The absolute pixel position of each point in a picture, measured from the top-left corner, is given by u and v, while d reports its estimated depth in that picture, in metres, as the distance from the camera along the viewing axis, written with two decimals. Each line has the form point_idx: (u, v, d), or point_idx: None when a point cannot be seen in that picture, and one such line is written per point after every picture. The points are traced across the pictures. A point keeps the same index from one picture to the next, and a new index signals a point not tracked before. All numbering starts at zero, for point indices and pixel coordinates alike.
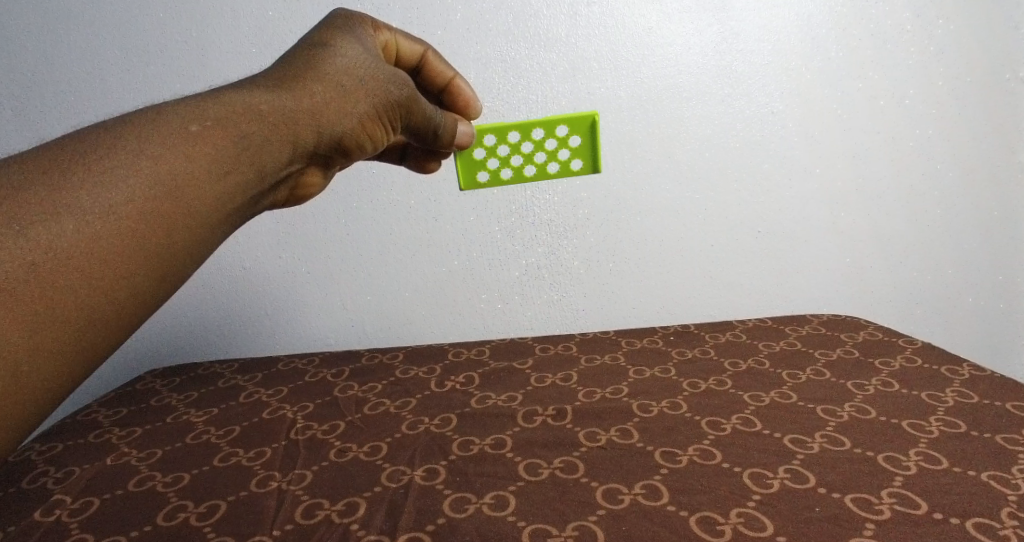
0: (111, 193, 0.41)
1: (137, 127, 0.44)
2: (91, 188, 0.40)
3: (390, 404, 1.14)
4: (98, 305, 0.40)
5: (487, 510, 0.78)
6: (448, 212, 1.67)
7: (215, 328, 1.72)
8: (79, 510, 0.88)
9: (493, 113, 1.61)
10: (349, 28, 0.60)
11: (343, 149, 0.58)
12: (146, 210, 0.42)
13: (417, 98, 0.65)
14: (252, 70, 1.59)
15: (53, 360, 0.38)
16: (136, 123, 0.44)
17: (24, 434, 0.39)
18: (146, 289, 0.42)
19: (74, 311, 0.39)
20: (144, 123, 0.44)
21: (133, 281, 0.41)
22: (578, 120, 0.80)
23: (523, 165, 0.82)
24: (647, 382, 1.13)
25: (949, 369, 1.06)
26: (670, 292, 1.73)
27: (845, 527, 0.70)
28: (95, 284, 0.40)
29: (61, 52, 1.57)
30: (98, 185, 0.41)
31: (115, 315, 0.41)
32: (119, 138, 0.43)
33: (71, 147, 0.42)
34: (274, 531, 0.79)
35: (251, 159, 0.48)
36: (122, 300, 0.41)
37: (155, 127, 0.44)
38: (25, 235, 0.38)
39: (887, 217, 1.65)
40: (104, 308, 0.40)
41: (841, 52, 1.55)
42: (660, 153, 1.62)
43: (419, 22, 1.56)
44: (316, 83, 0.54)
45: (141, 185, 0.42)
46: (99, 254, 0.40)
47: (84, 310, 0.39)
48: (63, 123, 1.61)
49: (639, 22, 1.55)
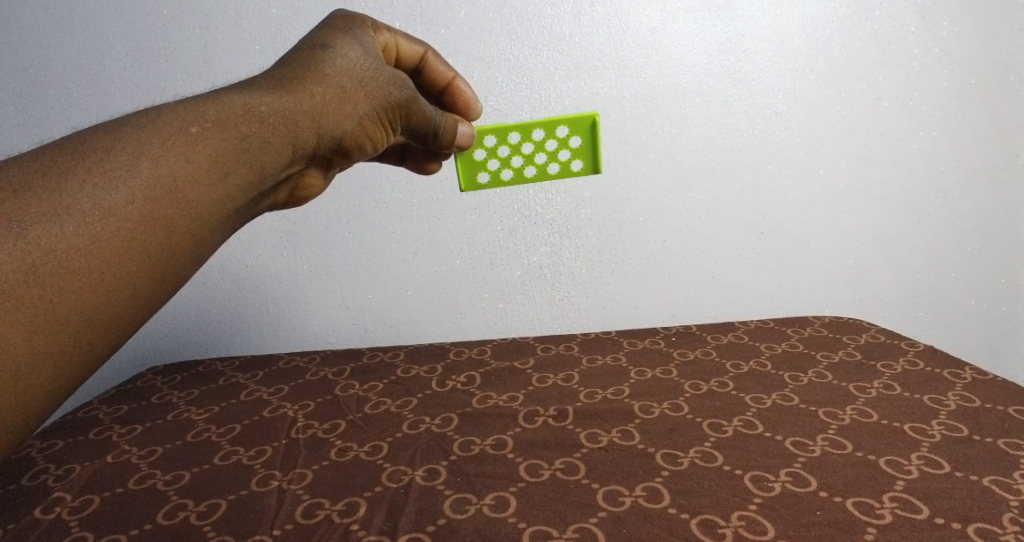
0: (111, 195, 0.41)
1: (137, 129, 0.44)
2: (91, 190, 0.40)
3: (391, 403, 1.14)
4: (97, 307, 0.40)
5: (488, 511, 0.78)
6: (450, 210, 1.67)
7: (216, 325, 1.72)
8: (79, 508, 0.88)
9: (496, 112, 1.61)
10: (349, 29, 0.60)
11: (343, 151, 0.58)
12: (145, 212, 0.42)
13: (417, 99, 0.64)
14: (255, 68, 1.59)
15: (53, 363, 0.38)
16: (136, 125, 0.44)
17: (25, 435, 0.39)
18: (145, 291, 0.42)
19: (74, 313, 0.39)
20: (144, 124, 0.44)
21: (133, 284, 0.41)
22: (578, 121, 0.79)
23: (523, 166, 0.82)
24: (649, 383, 1.13)
25: (952, 373, 1.06)
26: (672, 293, 1.73)
27: (846, 531, 0.70)
28: (95, 286, 0.40)
29: (62, 50, 1.57)
30: (99, 187, 0.41)
31: (114, 317, 0.41)
32: (120, 139, 0.43)
33: (71, 148, 0.42)
34: (274, 531, 0.79)
35: (251, 161, 0.48)
36: (121, 303, 0.41)
37: (154, 128, 0.44)
38: (25, 237, 0.38)
39: (890, 218, 1.65)
40: (103, 310, 0.40)
41: (845, 53, 1.55)
42: (663, 153, 1.62)
43: (422, 20, 1.56)
44: (316, 84, 0.54)
45: (141, 187, 0.42)
46: (99, 256, 0.40)
47: (84, 312, 0.39)
48: (64, 121, 1.61)
49: (643, 22, 1.55)
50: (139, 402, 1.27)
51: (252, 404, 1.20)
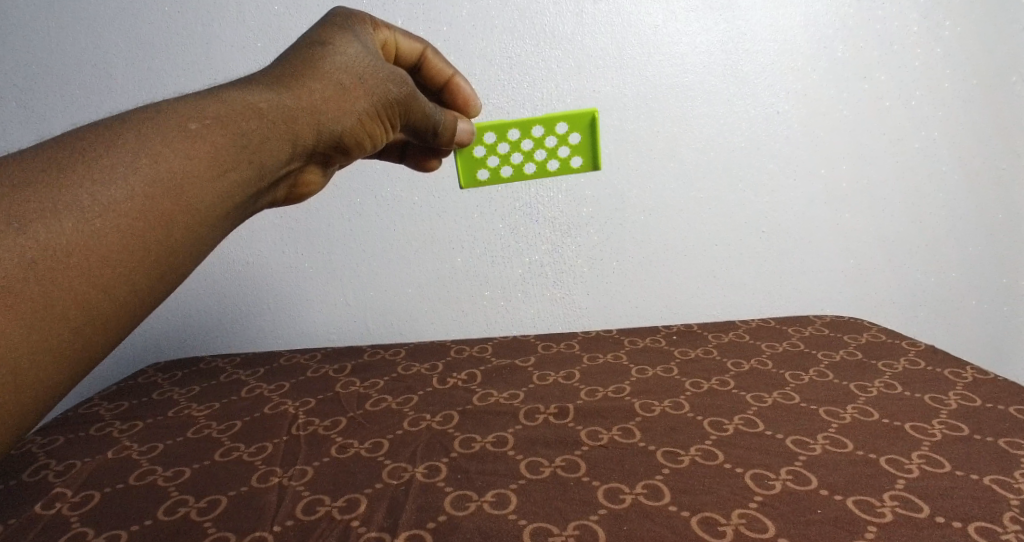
0: (110, 191, 0.41)
1: (137, 125, 0.44)
2: (91, 187, 0.40)
3: (392, 400, 1.14)
4: (97, 303, 0.40)
5: (488, 508, 0.78)
6: (451, 208, 1.67)
7: (217, 321, 1.73)
8: (79, 504, 0.88)
9: (498, 110, 1.61)
10: (348, 26, 0.60)
11: (342, 148, 0.58)
12: (145, 208, 0.42)
13: (416, 96, 0.64)
14: (256, 65, 1.59)
15: (53, 359, 0.38)
16: (136, 121, 0.44)
17: (25, 431, 0.39)
18: (145, 287, 0.42)
19: (74, 309, 0.39)
20: (143, 121, 0.44)
21: (132, 280, 0.41)
22: (578, 118, 0.79)
23: (523, 163, 0.81)
24: (650, 381, 1.13)
25: (953, 372, 1.06)
26: (673, 292, 1.73)
27: (847, 529, 0.70)
28: (95, 282, 0.40)
29: (65, 46, 1.57)
30: (98, 183, 0.41)
31: (114, 313, 0.41)
32: (119, 136, 0.43)
33: (71, 145, 0.42)
34: (274, 527, 0.79)
35: (251, 157, 0.48)
36: (120, 299, 0.41)
37: (154, 125, 0.44)
38: (24, 233, 0.38)
39: (891, 218, 1.64)
40: (102, 306, 0.40)
41: (847, 52, 1.54)
42: (664, 152, 1.62)
43: (424, 18, 1.56)
44: (315, 82, 0.54)
45: (141, 183, 0.42)
46: (98, 251, 0.40)
47: (84, 308, 0.39)
48: (67, 117, 1.62)
49: (645, 21, 1.54)
50: (139, 398, 1.27)
51: (253, 400, 1.20)
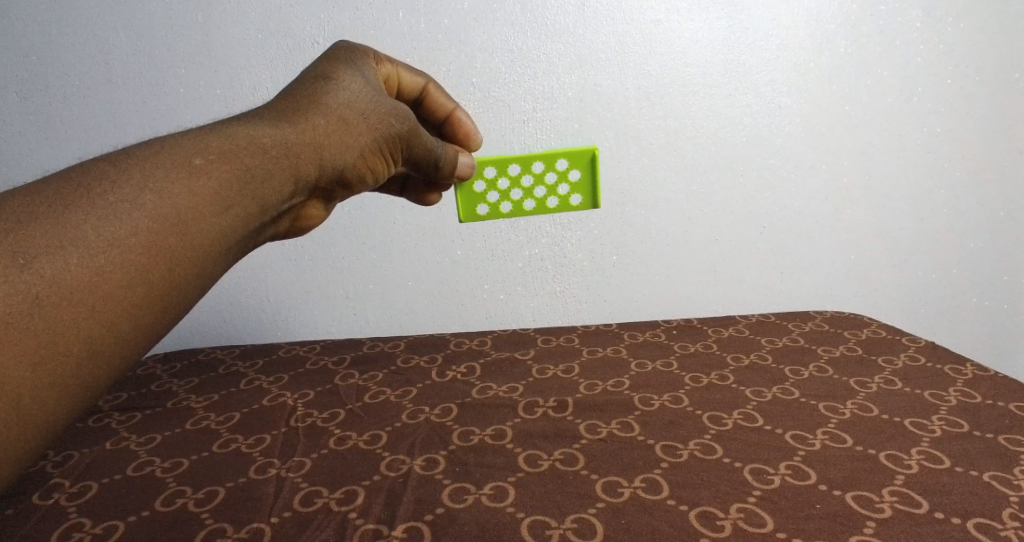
0: (115, 226, 0.41)
1: (140, 161, 0.44)
2: (96, 222, 0.40)
3: (390, 393, 1.14)
4: (99, 337, 0.39)
5: (486, 501, 0.79)
6: (452, 201, 1.66)
7: (216, 314, 1.72)
8: (78, 494, 0.88)
9: (498, 102, 1.60)
10: (352, 60, 0.60)
11: (343, 183, 0.58)
12: (149, 244, 0.41)
13: (418, 131, 0.64)
14: (257, 56, 1.57)
15: (55, 392, 0.38)
16: (140, 156, 0.44)
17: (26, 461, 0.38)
18: (146, 324, 0.42)
19: (77, 343, 0.38)
20: (147, 156, 0.44)
21: (135, 315, 0.41)
22: (578, 154, 0.79)
23: (523, 200, 0.81)
24: (649, 375, 1.13)
25: (952, 368, 1.06)
26: (674, 285, 1.73)
27: (844, 524, 0.70)
28: (98, 316, 0.39)
29: (64, 34, 1.54)
30: (103, 219, 0.40)
31: (115, 348, 0.40)
32: (124, 171, 0.43)
33: (76, 179, 0.41)
34: (273, 518, 0.79)
35: (253, 193, 0.48)
36: (122, 334, 0.41)
37: (157, 160, 0.44)
38: (29, 268, 0.37)
39: (892, 213, 1.64)
40: (105, 340, 0.40)
41: (850, 47, 1.54)
42: (665, 147, 1.61)
43: (425, 10, 1.54)
44: (318, 117, 0.54)
45: (144, 219, 0.42)
46: (101, 287, 0.39)
47: (87, 342, 0.39)
48: (64, 107, 1.59)
49: (647, 15, 1.54)
50: (139, 389, 1.27)
51: (252, 393, 1.20)
